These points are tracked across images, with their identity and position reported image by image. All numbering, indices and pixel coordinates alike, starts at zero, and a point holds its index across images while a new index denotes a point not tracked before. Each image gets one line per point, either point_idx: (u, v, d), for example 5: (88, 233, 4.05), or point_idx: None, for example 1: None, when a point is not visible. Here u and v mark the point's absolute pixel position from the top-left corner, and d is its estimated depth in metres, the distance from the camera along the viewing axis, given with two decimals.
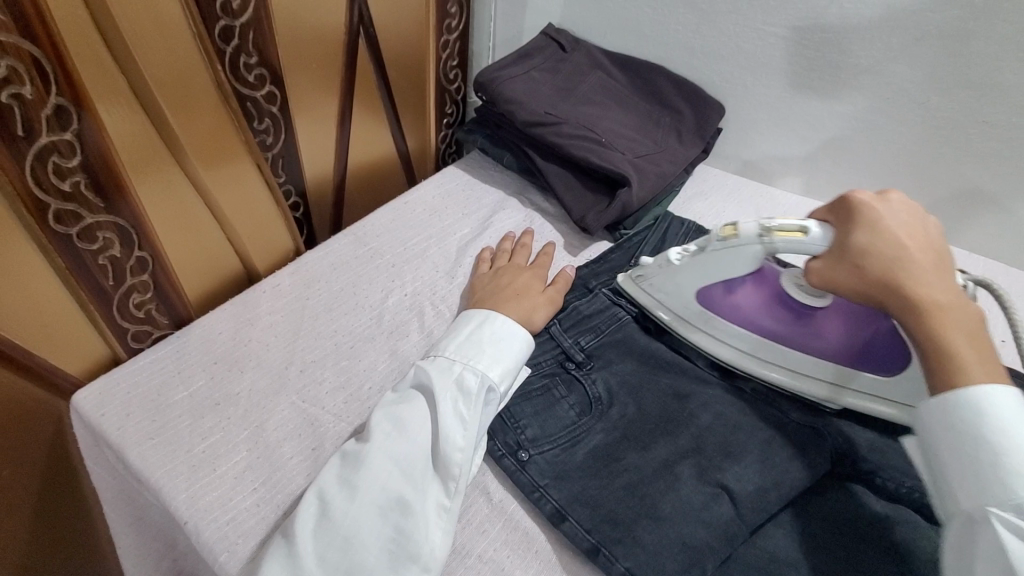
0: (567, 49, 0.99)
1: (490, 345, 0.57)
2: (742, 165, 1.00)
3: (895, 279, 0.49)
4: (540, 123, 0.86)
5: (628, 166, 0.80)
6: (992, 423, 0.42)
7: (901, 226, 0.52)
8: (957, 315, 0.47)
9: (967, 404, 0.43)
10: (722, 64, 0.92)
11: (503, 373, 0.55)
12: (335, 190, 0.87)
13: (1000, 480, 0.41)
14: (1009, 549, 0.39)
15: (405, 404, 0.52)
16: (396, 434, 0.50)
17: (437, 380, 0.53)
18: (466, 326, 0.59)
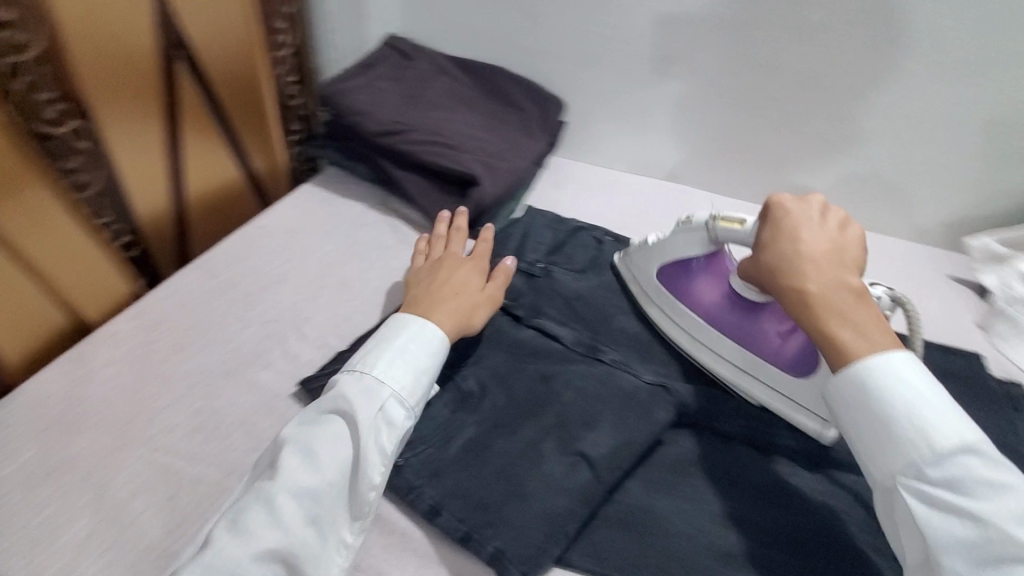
0: (411, 56, 1.01)
1: (415, 359, 0.55)
2: (589, 153, 1.05)
3: (794, 270, 0.54)
4: (387, 132, 0.87)
5: (477, 166, 0.83)
6: (880, 400, 0.48)
7: (807, 223, 0.56)
8: (843, 302, 0.51)
9: (848, 374, 0.50)
10: (557, 62, 0.99)
11: (421, 392, 0.55)
12: (175, 223, 0.82)
13: (894, 449, 0.47)
14: (914, 510, 0.45)
15: (327, 427, 0.51)
16: (308, 464, 0.49)
17: (361, 413, 0.51)
18: (389, 339, 0.57)
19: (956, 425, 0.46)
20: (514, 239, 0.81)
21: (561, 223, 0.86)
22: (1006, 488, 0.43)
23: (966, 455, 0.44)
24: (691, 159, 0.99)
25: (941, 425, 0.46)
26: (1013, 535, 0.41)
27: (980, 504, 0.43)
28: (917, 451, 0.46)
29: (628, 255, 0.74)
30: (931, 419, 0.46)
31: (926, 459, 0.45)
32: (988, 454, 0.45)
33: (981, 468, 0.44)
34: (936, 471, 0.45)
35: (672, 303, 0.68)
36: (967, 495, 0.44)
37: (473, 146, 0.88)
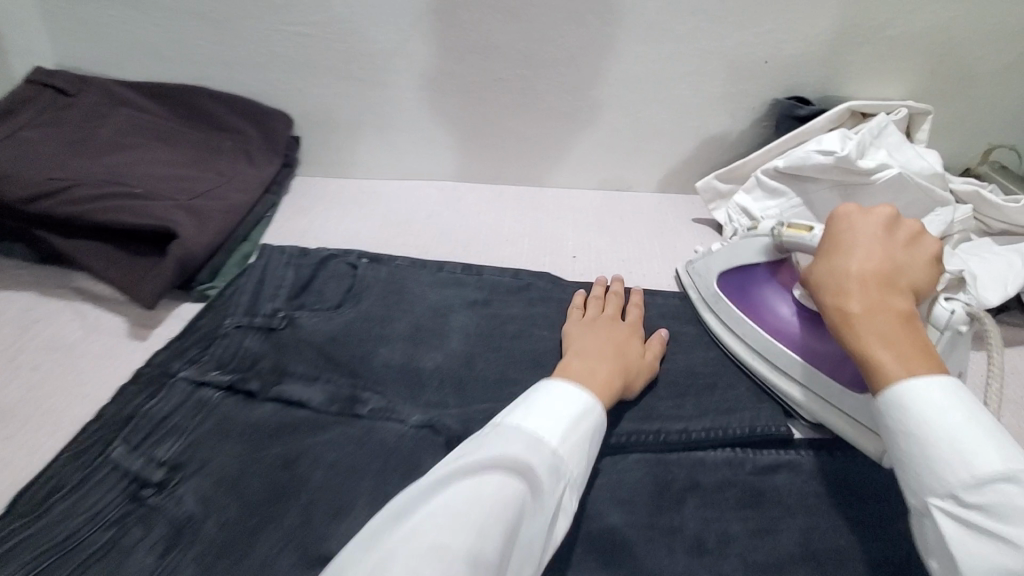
0: (68, 91, 0.79)
1: (575, 431, 0.47)
2: (339, 166, 0.94)
3: (835, 286, 0.53)
4: (37, 195, 0.65)
5: (175, 214, 0.67)
6: (910, 416, 0.42)
7: (865, 237, 0.54)
8: (889, 321, 0.48)
9: (882, 388, 0.45)
10: (264, 72, 0.84)
11: (580, 466, 0.46)
12: None
13: (929, 471, 0.40)
14: (947, 535, 0.39)
15: (500, 485, 0.41)
16: (457, 541, 0.37)
17: (545, 480, 0.43)
18: (552, 394, 0.49)
19: (1002, 451, 0.39)
20: (246, 289, 0.67)
21: (307, 254, 0.72)
22: None
23: (1010, 484, 0.37)
24: (446, 154, 0.93)
25: (982, 450, 0.39)
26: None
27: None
28: (954, 472, 0.39)
29: (692, 266, 0.74)
30: (973, 444, 0.39)
31: (961, 483, 0.39)
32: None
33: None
34: (972, 496, 0.38)
35: (725, 305, 0.67)
36: (1011, 526, 0.36)
37: (171, 189, 0.71)
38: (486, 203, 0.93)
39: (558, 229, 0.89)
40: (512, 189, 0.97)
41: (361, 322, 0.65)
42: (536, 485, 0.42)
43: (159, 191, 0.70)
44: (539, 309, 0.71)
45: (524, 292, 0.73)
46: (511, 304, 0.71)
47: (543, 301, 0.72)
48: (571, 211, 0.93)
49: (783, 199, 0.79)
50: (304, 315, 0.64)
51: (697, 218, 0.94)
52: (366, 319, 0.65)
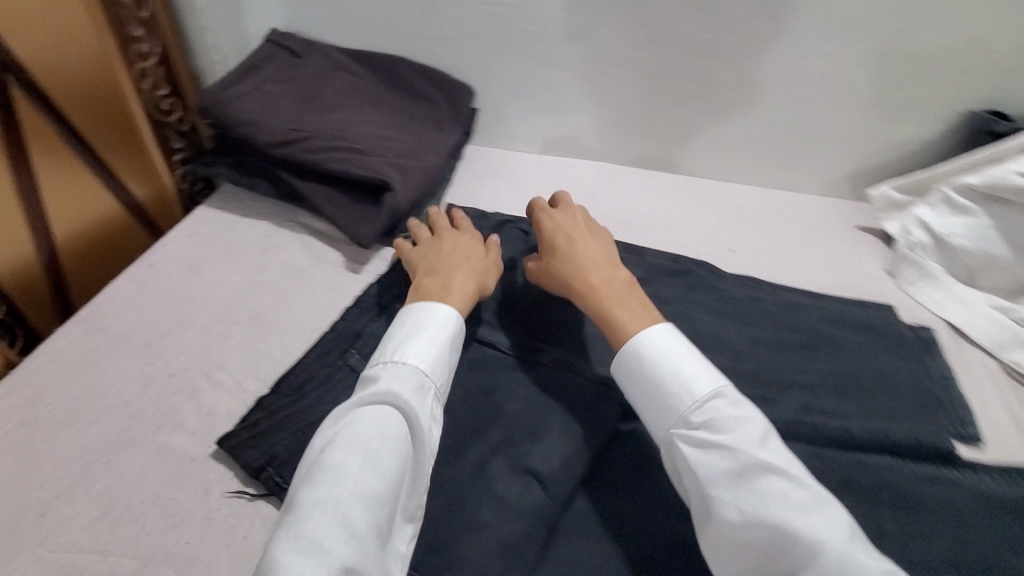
0: (300, 53, 0.90)
1: (436, 346, 0.52)
2: (505, 137, 0.99)
3: (575, 269, 0.60)
4: (285, 141, 0.78)
5: (389, 168, 0.77)
6: (648, 364, 0.52)
7: (563, 229, 0.63)
8: (611, 294, 0.57)
9: (635, 352, 0.53)
10: (458, 47, 0.91)
11: (446, 375, 0.52)
12: (46, 272, 0.72)
13: (668, 406, 0.50)
14: (688, 456, 0.48)
15: (372, 419, 0.46)
16: (335, 483, 0.42)
17: (400, 389, 0.48)
18: (416, 317, 0.54)
19: (741, 408, 0.48)
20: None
21: (487, 218, 0.78)
22: (751, 419, 0.47)
23: (750, 423, 0.47)
24: (609, 135, 0.94)
25: (697, 378, 0.50)
26: (755, 457, 0.45)
27: (758, 453, 0.45)
28: (681, 403, 0.49)
29: None
30: (691, 373, 0.50)
31: (689, 408, 0.49)
32: (732, 395, 0.49)
33: (746, 420, 0.47)
34: (697, 416, 0.48)
35: None
36: (722, 433, 0.47)
37: (383, 147, 0.81)
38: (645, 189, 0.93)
39: (711, 220, 0.87)
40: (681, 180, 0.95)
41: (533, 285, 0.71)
42: (410, 405, 0.47)
43: (374, 149, 0.80)
44: (696, 294, 0.71)
45: (681, 276, 0.73)
46: (671, 285, 0.72)
47: (702, 288, 0.72)
48: (722, 203, 0.90)
49: (971, 217, 0.75)
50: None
51: (859, 225, 0.88)
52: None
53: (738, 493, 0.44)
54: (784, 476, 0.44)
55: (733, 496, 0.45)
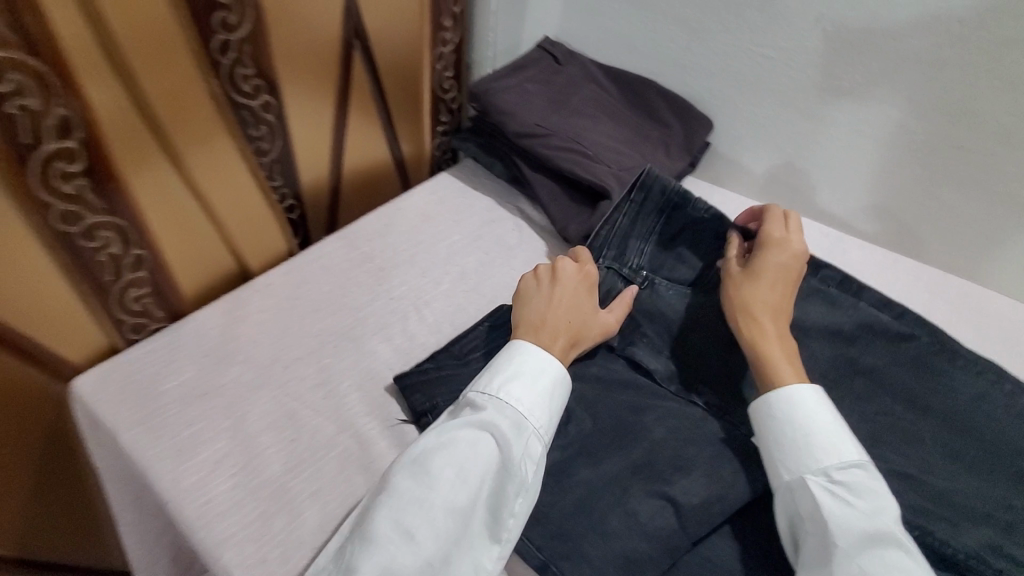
0: (561, 61, 1.00)
1: (538, 389, 0.53)
2: (730, 177, 0.98)
3: (753, 315, 0.60)
4: (529, 134, 0.88)
5: (612, 179, 0.82)
6: (797, 415, 0.53)
7: (769, 265, 0.63)
8: (783, 353, 0.58)
9: (787, 401, 0.54)
10: (712, 81, 0.92)
11: (548, 419, 0.53)
12: (330, 193, 0.86)
13: (807, 454, 0.51)
14: (819, 501, 0.49)
15: (467, 446, 0.49)
16: (424, 491, 0.46)
17: (498, 422, 0.50)
18: (526, 356, 0.55)
19: (876, 482, 0.50)
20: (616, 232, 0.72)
21: (683, 209, 0.71)
22: (885, 495, 0.49)
23: (880, 494, 0.49)
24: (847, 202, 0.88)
25: (843, 443, 0.51)
26: (888, 526, 0.46)
27: (885, 521, 0.47)
28: (825, 459, 0.51)
29: None
30: (838, 437, 0.52)
31: (833, 465, 0.50)
32: (872, 471, 0.50)
33: (880, 491, 0.49)
34: (839, 474, 0.50)
35: None
36: (858, 497, 0.48)
37: (611, 158, 0.87)
38: (875, 269, 0.85)
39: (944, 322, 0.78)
40: (928, 274, 0.84)
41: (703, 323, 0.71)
42: (502, 442, 0.49)
43: (602, 158, 0.86)
44: None
45: None
46: None
47: None
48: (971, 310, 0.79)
49: None
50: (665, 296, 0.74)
51: None
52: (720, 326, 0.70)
53: (862, 548, 0.46)
54: (903, 547, 0.46)
55: (857, 550, 0.46)
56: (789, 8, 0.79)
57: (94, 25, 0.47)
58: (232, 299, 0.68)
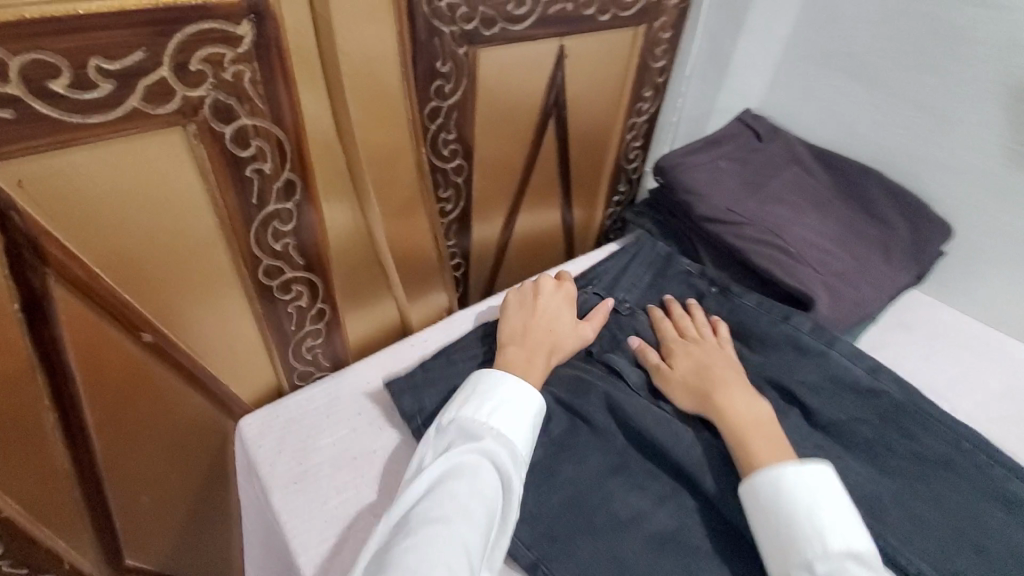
0: (765, 137, 0.89)
1: (525, 417, 0.52)
2: (964, 296, 0.82)
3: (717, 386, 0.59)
4: (719, 220, 0.78)
5: (819, 287, 0.72)
6: (777, 493, 0.49)
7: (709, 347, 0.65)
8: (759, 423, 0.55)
9: (770, 481, 0.50)
10: (960, 181, 0.77)
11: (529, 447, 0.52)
12: (495, 255, 0.82)
13: (792, 538, 0.47)
14: None
15: (473, 478, 0.46)
16: (441, 529, 0.42)
17: (501, 451, 0.48)
18: (496, 382, 0.54)
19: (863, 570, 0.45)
20: (603, 276, 0.77)
21: (669, 265, 0.78)
22: None
23: None
24: None
25: (833, 527, 0.47)
26: None
27: None
28: (807, 546, 0.46)
29: None
30: (826, 521, 0.47)
31: (815, 553, 0.46)
32: (867, 559, 0.45)
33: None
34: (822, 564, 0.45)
35: None
36: None
37: (817, 259, 0.75)
38: None
39: None
40: None
41: (893, 454, 0.60)
42: (507, 472, 0.47)
43: (806, 258, 0.75)
44: None
45: None
46: None
47: None
48: None
49: None
50: (861, 423, 0.62)
51: None
52: (920, 464, 0.60)
53: None
54: None
55: None
56: None
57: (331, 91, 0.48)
58: (393, 359, 0.66)
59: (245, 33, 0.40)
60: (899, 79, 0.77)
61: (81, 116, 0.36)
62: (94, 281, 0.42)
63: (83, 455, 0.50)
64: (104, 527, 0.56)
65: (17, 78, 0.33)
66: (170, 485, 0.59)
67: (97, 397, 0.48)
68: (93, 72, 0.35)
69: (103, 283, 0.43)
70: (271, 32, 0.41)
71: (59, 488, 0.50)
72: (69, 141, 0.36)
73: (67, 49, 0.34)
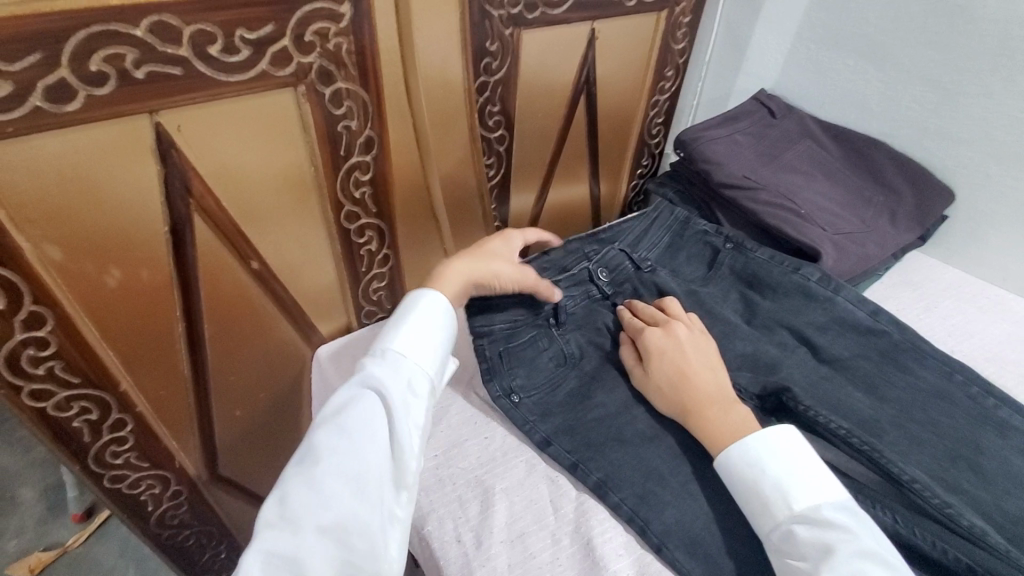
0: (777, 114, 0.95)
1: (416, 340, 0.55)
2: (968, 257, 0.88)
3: (682, 381, 0.59)
4: (735, 185, 0.86)
5: (827, 244, 0.79)
6: (728, 479, 0.52)
7: (691, 343, 0.62)
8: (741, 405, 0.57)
9: (722, 467, 0.53)
10: (960, 148, 0.83)
11: (429, 365, 0.55)
12: (531, 221, 0.91)
13: (754, 519, 0.51)
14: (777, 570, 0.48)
15: (356, 408, 0.49)
16: (312, 469, 0.45)
17: (388, 380, 0.51)
18: (398, 318, 0.57)
19: (816, 533, 0.47)
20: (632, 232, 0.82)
21: (687, 227, 0.85)
22: (837, 544, 0.46)
23: (828, 542, 0.46)
24: None
25: (782, 501, 0.50)
26: None
27: None
28: (764, 525, 0.50)
29: None
30: (773, 497, 0.50)
31: (773, 531, 0.49)
32: (819, 520, 0.48)
33: (824, 537, 0.47)
34: (781, 540, 0.49)
35: None
36: (803, 560, 0.46)
37: (825, 220, 0.82)
38: None
39: None
40: None
41: (891, 383, 0.65)
42: (390, 392, 0.50)
43: (815, 219, 0.82)
44: None
45: None
46: None
47: None
48: None
49: None
50: (861, 357, 0.68)
51: None
52: (917, 394, 0.64)
53: None
54: None
55: None
56: None
57: (405, 61, 0.58)
58: None
59: (345, 12, 0.50)
60: (903, 55, 0.84)
61: (225, 74, 0.47)
62: (220, 213, 0.53)
63: (198, 364, 0.61)
64: (208, 433, 0.67)
65: (187, 44, 0.44)
66: (261, 403, 0.71)
67: (212, 315, 0.59)
68: (238, 41, 0.46)
69: (226, 215, 0.54)
70: (365, 12, 0.52)
71: (178, 392, 0.61)
72: (215, 95, 0.47)
73: (221, 22, 0.45)
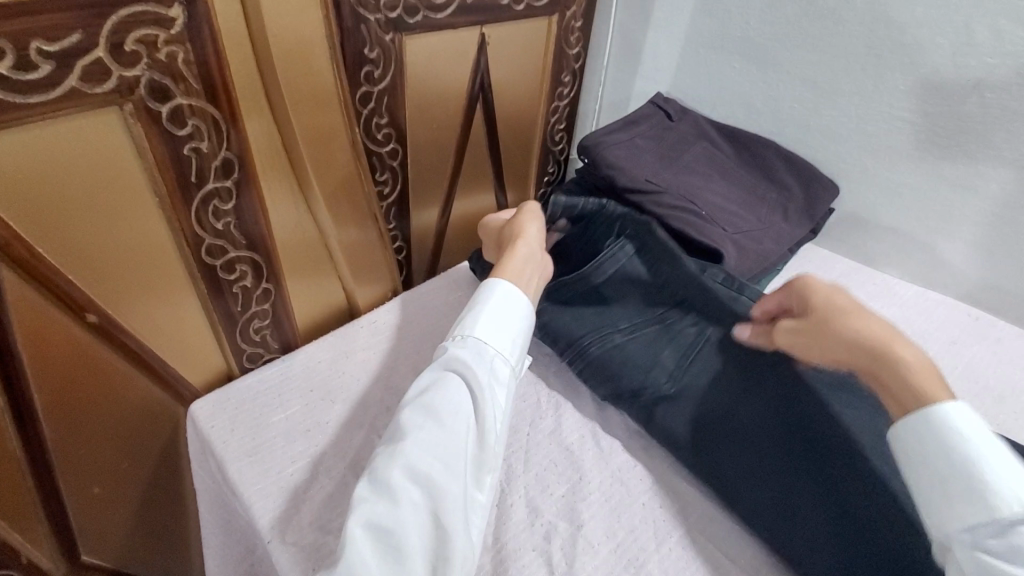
0: (674, 117, 0.96)
1: (499, 326, 0.55)
2: (854, 246, 0.93)
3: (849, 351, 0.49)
4: (638, 190, 0.85)
5: (727, 244, 0.79)
6: (947, 444, 0.41)
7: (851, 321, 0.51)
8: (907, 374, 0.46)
9: (932, 428, 0.42)
10: (840, 144, 0.87)
11: (511, 353, 0.55)
12: (436, 237, 0.85)
13: (965, 502, 0.40)
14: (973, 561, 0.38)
15: (450, 389, 0.50)
16: (409, 446, 0.46)
17: (475, 366, 0.51)
18: (482, 300, 0.56)
19: None
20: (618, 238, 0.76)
21: None
22: None
23: None
24: (983, 280, 0.83)
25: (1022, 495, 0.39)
26: None
27: None
28: (981, 511, 0.39)
29: None
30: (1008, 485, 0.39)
31: (993, 520, 0.38)
32: None
33: None
34: (1006, 535, 0.38)
35: None
36: None
37: (725, 220, 0.83)
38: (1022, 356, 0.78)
39: None
40: None
41: None
42: (476, 381, 0.51)
43: (716, 219, 0.83)
44: None
45: None
46: None
47: None
48: None
49: None
50: None
51: None
52: None
53: None
54: None
55: None
56: (938, 71, 0.75)
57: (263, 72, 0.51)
58: (337, 335, 0.68)
59: (177, 17, 0.43)
60: (783, 57, 0.87)
61: (24, 96, 0.38)
62: (38, 260, 0.44)
63: (33, 440, 0.50)
64: (57, 519, 0.56)
65: None
66: (125, 474, 0.60)
67: (44, 379, 0.49)
68: (35, 55, 0.38)
69: (46, 262, 0.44)
70: (203, 15, 0.44)
71: (8, 478, 0.50)
72: (8, 122, 0.38)
73: (11, 33, 0.36)
